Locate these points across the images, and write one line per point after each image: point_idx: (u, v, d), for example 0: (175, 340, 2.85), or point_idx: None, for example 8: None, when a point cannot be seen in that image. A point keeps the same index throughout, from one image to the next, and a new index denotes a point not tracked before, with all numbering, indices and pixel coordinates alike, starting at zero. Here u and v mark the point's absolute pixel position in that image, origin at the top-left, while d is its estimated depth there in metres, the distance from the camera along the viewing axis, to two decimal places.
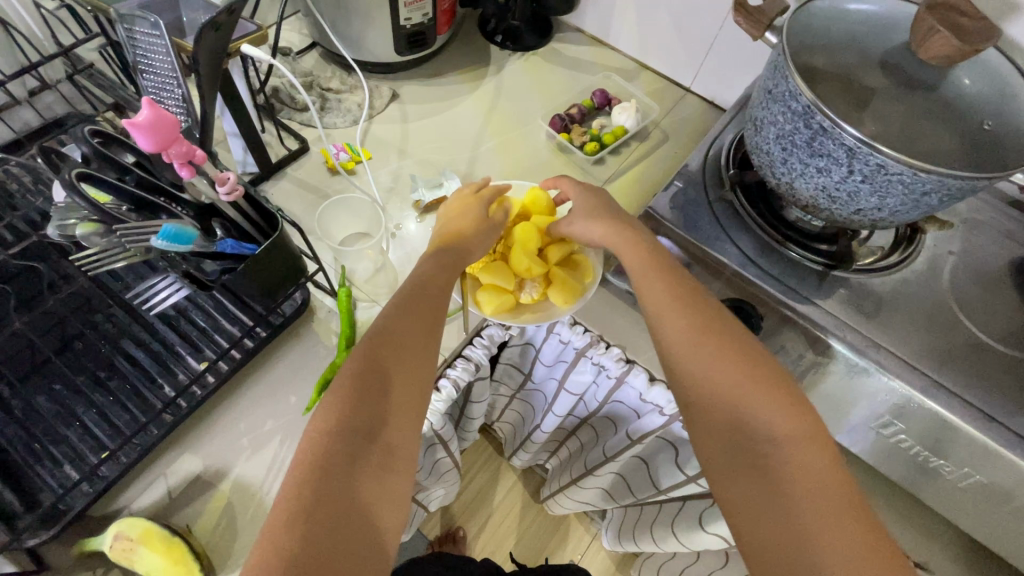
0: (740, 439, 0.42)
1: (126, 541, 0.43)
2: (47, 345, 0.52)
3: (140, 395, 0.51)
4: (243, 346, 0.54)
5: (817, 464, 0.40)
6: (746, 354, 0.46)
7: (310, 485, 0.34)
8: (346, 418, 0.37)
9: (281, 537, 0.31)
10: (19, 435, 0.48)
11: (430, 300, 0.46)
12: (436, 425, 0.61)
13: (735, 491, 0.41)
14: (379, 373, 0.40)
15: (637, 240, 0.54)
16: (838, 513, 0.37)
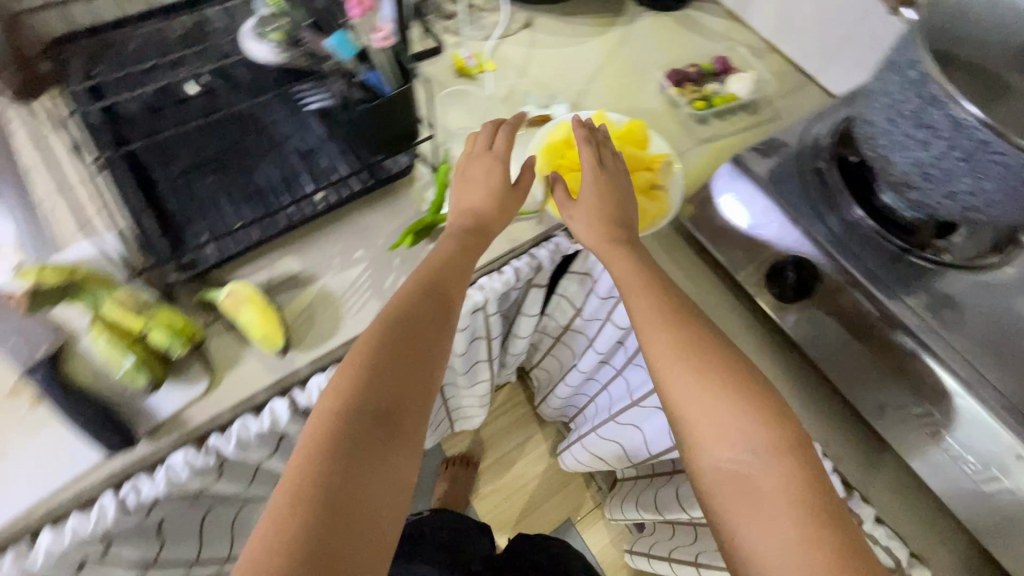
0: (724, 457, 0.46)
1: (236, 297, 0.53)
2: (209, 147, 0.64)
3: (267, 201, 0.62)
4: (352, 186, 0.63)
5: (792, 479, 0.43)
6: (728, 370, 0.49)
7: (326, 458, 0.41)
8: (357, 398, 0.44)
9: (292, 505, 0.38)
10: (177, 205, 0.60)
11: (444, 283, 0.53)
12: (488, 305, 0.68)
13: (723, 503, 0.45)
14: (391, 357, 0.47)
15: (637, 251, 0.57)
16: (809, 527, 0.41)
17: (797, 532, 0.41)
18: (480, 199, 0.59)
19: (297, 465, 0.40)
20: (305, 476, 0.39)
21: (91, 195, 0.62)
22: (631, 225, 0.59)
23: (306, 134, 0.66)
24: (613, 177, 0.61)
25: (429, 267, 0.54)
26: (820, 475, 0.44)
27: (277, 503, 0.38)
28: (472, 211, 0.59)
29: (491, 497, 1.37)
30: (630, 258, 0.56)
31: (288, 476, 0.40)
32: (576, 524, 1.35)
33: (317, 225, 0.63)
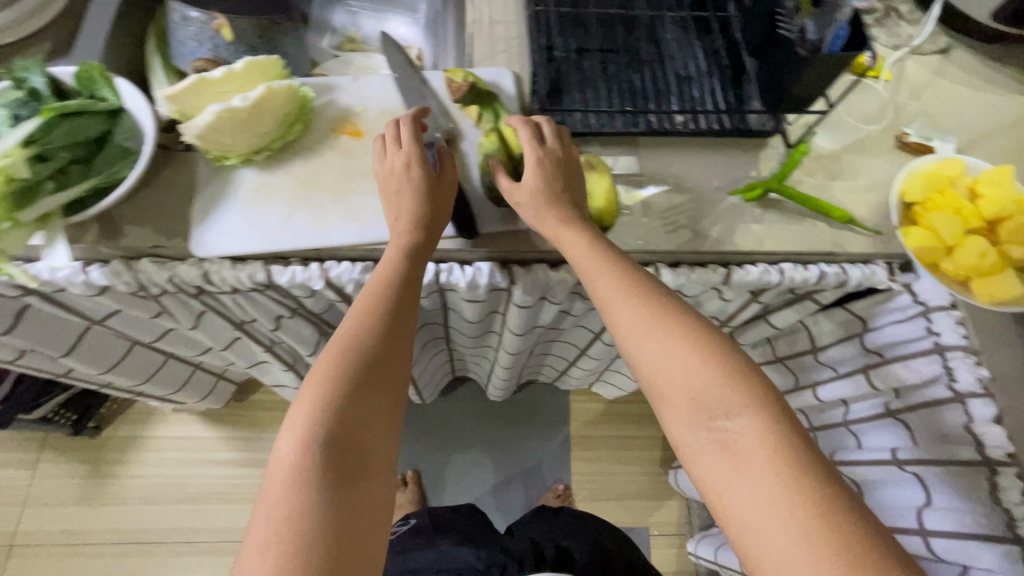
0: (707, 426, 0.43)
1: (591, 166, 0.61)
2: (608, 39, 0.70)
3: (636, 104, 0.67)
4: (712, 125, 0.65)
5: (767, 434, 0.42)
6: (686, 329, 0.47)
7: (305, 485, 0.41)
8: (320, 417, 0.44)
9: (283, 535, 0.39)
10: (567, 73, 0.67)
11: (398, 284, 0.52)
12: (768, 292, 0.67)
13: (710, 477, 0.42)
14: (352, 375, 0.46)
15: (589, 225, 0.54)
16: (785, 472, 0.40)
17: (782, 489, 0.40)
18: (410, 200, 0.54)
19: (279, 497, 0.41)
20: (290, 505, 0.40)
21: (503, 34, 0.71)
22: (576, 199, 0.56)
23: (687, 62, 0.70)
24: (555, 154, 0.56)
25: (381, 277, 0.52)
26: (788, 410, 0.44)
27: (263, 549, 0.39)
28: (416, 204, 0.54)
29: (588, 464, 1.38)
30: (590, 234, 0.53)
31: (270, 510, 0.41)
32: (650, 537, 1.32)
33: (664, 144, 0.66)
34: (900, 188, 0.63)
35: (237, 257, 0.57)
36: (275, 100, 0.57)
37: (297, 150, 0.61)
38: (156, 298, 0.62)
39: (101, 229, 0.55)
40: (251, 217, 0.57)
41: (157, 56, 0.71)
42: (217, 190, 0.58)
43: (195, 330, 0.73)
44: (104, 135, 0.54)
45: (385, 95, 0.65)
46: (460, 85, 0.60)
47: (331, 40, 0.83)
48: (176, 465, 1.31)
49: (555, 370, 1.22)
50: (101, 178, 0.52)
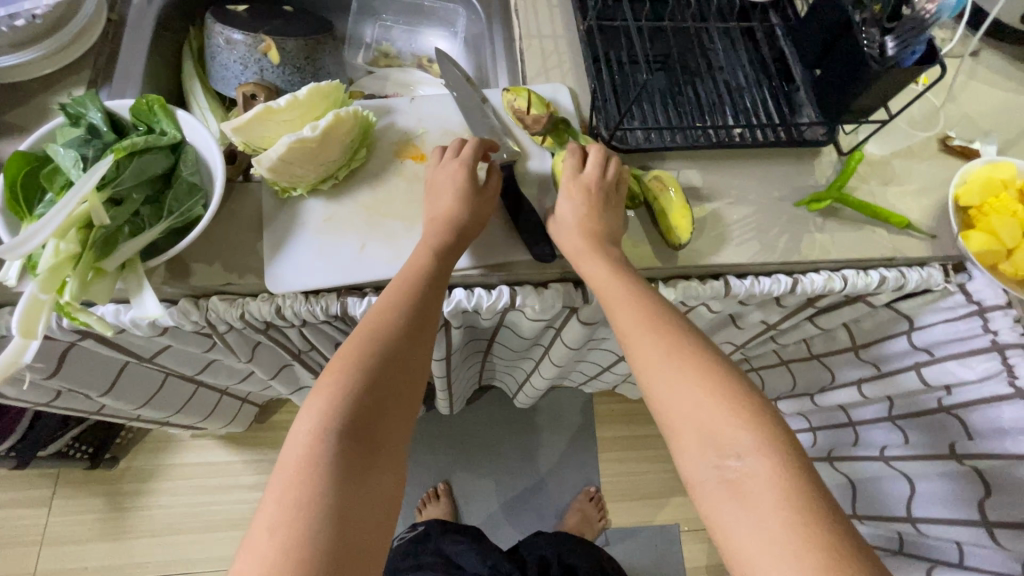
0: (713, 459, 0.42)
1: (661, 181, 0.61)
2: (657, 51, 0.70)
3: (691, 116, 0.67)
4: (768, 135, 0.66)
5: (775, 476, 0.40)
6: (697, 358, 0.46)
7: (309, 481, 0.40)
8: (326, 426, 0.42)
9: (280, 543, 0.38)
10: (621, 86, 0.67)
11: (418, 288, 0.50)
12: (827, 297, 0.68)
13: (714, 513, 0.41)
14: (365, 380, 0.45)
15: (609, 247, 0.54)
16: (795, 522, 0.38)
17: (786, 530, 0.38)
18: (454, 202, 0.54)
19: (283, 489, 0.40)
20: (290, 503, 0.39)
21: (552, 49, 0.70)
22: (613, 224, 0.56)
23: (735, 72, 0.70)
24: (589, 182, 0.56)
25: (405, 276, 0.50)
26: (799, 453, 0.42)
27: (269, 532, 0.39)
28: (455, 202, 0.54)
29: (616, 465, 1.39)
30: (605, 258, 0.53)
31: (273, 502, 0.40)
32: (680, 533, 1.34)
33: (721, 155, 0.67)
34: (955, 192, 0.64)
35: (310, 291, 0.55)
36: (342, 127, 0.55)
37: (363, 176, 0.59)
38: (219, 335, 0.60)
39: (169, 269, 0.53)
40: (323, 248, 0.56)
41: (198, 81, 0.68)
42: (286, 222, 0.56)
43: (247, 363, 0.70)
44: (170, 171, 0.52)
45: (445, 115, 0.64)
46: (539, 115, 0.60)
47: (365, 57, 0.81)
48: (198, 493, 1.27)
49: (584, 376, 1.22)
50: (174, 218, 0.49)
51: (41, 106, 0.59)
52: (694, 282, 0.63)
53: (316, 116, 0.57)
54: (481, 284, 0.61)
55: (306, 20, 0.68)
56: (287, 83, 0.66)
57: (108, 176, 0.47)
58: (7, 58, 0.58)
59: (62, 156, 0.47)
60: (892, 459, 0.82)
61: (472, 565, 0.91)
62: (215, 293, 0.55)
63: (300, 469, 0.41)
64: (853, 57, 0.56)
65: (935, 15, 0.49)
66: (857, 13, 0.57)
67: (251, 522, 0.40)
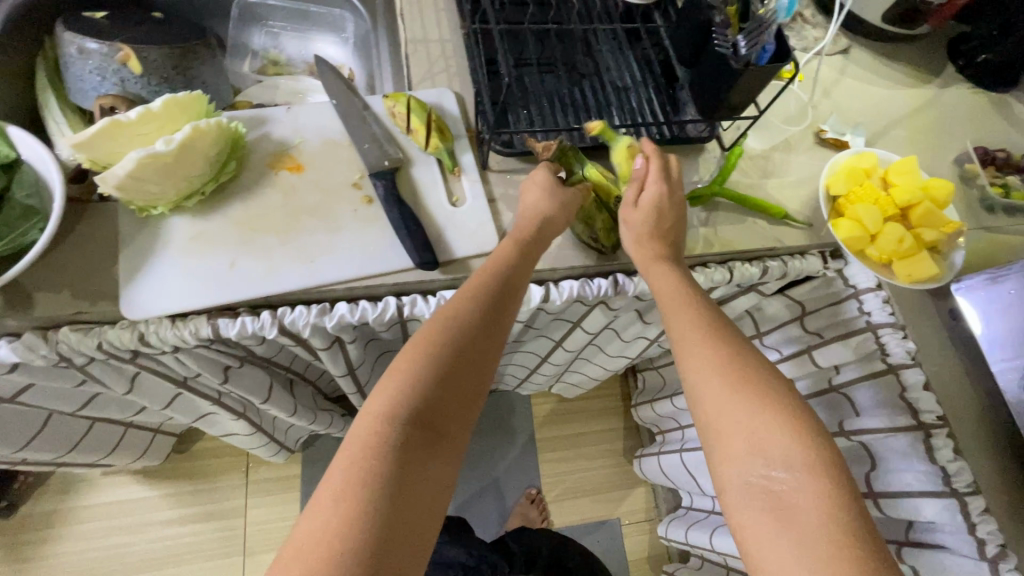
0: (761, 473, 0.43)
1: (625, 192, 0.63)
2: (544, 53, 0.71)
3: (578, 117, 0.68)
4: (652, 133, 0.68)
5: (815, 499, 0.41)
6: (756, 363, 0.48)
7: (370, 479, 0.39)
8: (392, 420, 0.42)
9: (332, 532, 0.37)
10: (508, 89, 0.67)
11: (489, 296, 0.50)
12: (719, 288, 0.70)
13: (757, 524, 0.42)
14: (438, 376, 0.44)
15: (675, 262, 0.56)
16: (837, 545, 0.39)
17: (828, 549, 0.39)
18: (547, 204, 0.56)
19: (344, 470, 0.40)
20: (351, 489, 0.39)
21: (438, 54, 0.69)
22: (681, 237, 0.59)
23: (623, 73, 0.72)
24: (672, 193, 0.57)
25: (485, 278, 0.50)
26: (846, 476, 0.43)
27: (324, 510, 0.38)
28: (545, 206, 0.56)
29: (556, 465, 1.40)
30: (672, 265, 0.55)
31: (330, 482, 0.39)
32: (621, 527, 1.36)
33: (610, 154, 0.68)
34: (825, 182, 0.68)
35: (176, 314, 0.52)
36: (203, 140, 0.52)
37: (233, 190, 0.56)
38: (82, 368, 0.55)
39: (7, 299, 0.48)
40: (189, 269, 0.52)
41: (53, 94, 0.63)
42: (145, 241, 0.52)
43: (128, 393, 0.66)
44: (2, 194, 0.48)
45: (323, 123, 0.62)
46: (418, 119, 0.60)
47: (253, 65, 0.79)
48: (113, 534, 1.19)
49: (516, 378, 1.21)
50: (3, 245, 0.45)
51: None
52: (586, 282, 0.63)
53: (176, 129, 0.54)
54: (366, 296, 0.58)
55: (171, 27, 0.65)
56: (152, 94, 0.62)
57: None
58: None
59: None
60: None
61: (454, 554, 0.85)
62: (67, 323, 0.51)
63: (364, 456, 0.40)
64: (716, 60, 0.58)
65: (773, 13, 0.52)
66: (715, 14, 0.59)
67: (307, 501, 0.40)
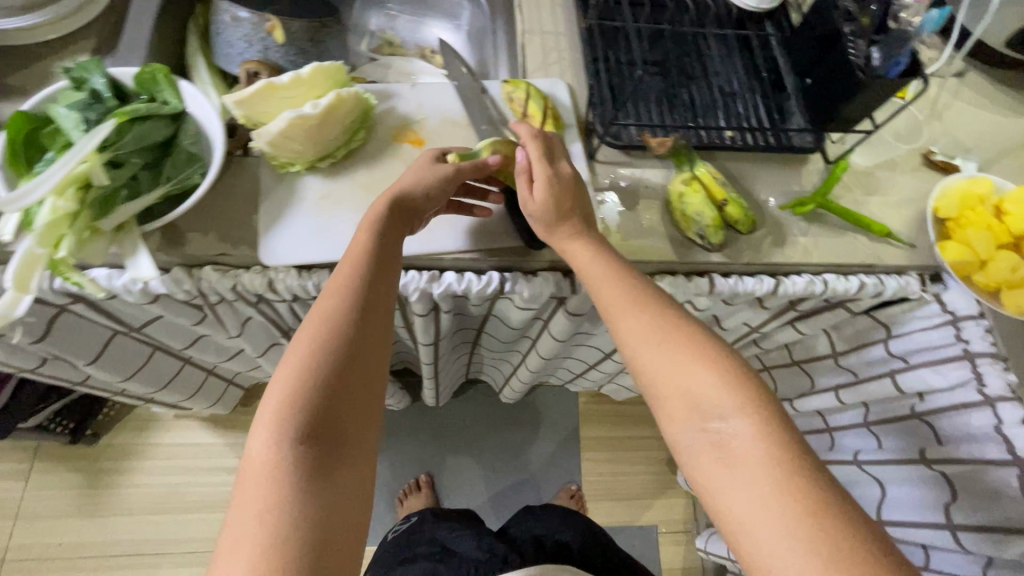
0: (701, 428, 0.45)
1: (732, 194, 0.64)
2: (655, 53, 0.72)
3: (684, 117, 0.69)
4: (756, 139, 0.68)
5: (754, 437, 0.43)
6: (682, 325, 0.49)
7: (284, 473, 0.41)
8: (291, 407, 0.43)
9: (261, 527, 0.39)
10: (618, 84, 0.69)
11: (375, 276, 0.50)
12: (809, 300, 0.70)
13: (705, 475, 0.43)
14: (331, 354, 0.46)
15: (594, 237, 0.55)
16: (780, 475, 0.41)
17: (773, 488, 0.41)
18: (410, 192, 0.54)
19: (257, 478, 0.41)
20: (268, 504, 0.40)
21: (551, 46, 0.72)
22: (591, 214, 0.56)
23: (730, 78, 0.72)
24: (565, 176, 0.56)
25: (352, 271, 0.50)
26: (781, 412, 0.45)
27: (241, 523, 0.40)
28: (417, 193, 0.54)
29: (597, 464, 1.40)
30: (589, 239, 0.55)
31: (249, 493, 0.41)
32: (658, 534, 1.35)
33: (712, 156, 0.69)
34: (934, 204, 0.67)
35: (302, 266, 0.56)
36: (343, 107, 0.56)
37: (361, 157, 0.60)
38: (211, 306, 0.60)
39: (163, 237, 0.54)
40: (318, 225, 0.56)
41: (202, 57, 0.68)
42: (283, 196, 0.57)
43: (237, 337, 0.71)
44: (169, 140, 0.53)
45: (444, 102, 0.65)
46: (536, 106, 0.63)
47: (369, 43, 0.83)
48: (180, 473, 1.27)
49: (570, 374, 1.22)
50: (171, 186, 0.50)
51: (46, 71, 0.60)
52: (681, 277, 0.64)
53: (318, 95, 0.58)
54: (471, 269, 0.63)
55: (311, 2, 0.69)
56: (289, 63, 0.67)
57: (110, 139, 0.48)
58: (14, 20, 0.58)
59: (66, 117, 0.48)
60: (866, 462, 0.84)
61: (469, 550, 0.89)
62: (208, 264, 0.56)
63: (268, 459, 0.42)
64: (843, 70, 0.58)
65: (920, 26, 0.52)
66: (846, 25, 0.59)
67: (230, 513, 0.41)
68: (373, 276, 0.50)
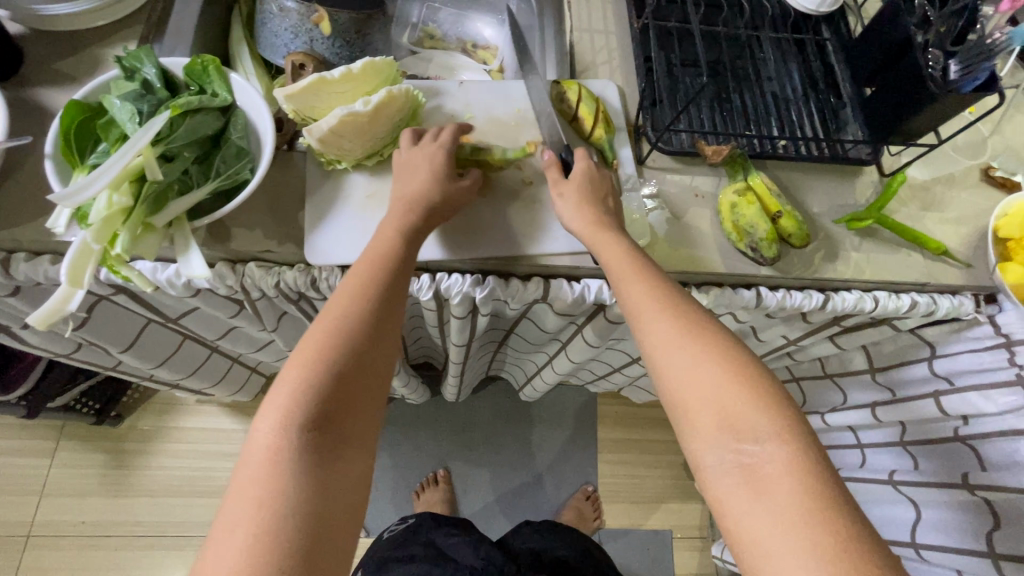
0: (729, 448, 0.43)
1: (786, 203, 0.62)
2: (707, 57, 0.70)
3: (735, 123, 0.67)
4: (810, 149, 0.66)
5: (784, 463, 0.41)
6: (714, 339, 0.47)
7: (293, 488, 0.40)
8: (305, 419, 0.43)
9: (267, 543, 0.38)
10: (669, 88, 0.67)
11: (393, 284, 0.50)
12: (857, 317, 0.68)
13: (729, 497, 0.42)
14: (347, 363, 0.45)
15: (625, 239, 0.54)
16: (809, 506, 0.40)
17: (801, 519, 0.39)
18: (418, 192, 0.53)
19: (259, 481, 0.41)
20: (275, 519, 0.39)
21: (599, 46, 0.70)
22: (617, 214, 0.57)
23: (783, 84, 0.70)
24: (594, 182, 0.57)
25: (371, 276, 0.49)
26: (812, 440, 0.43)
27: (234, 526, 0.39)
28: (422, 198, 0.53)
29: (615, 467, 1.40)
30: (619, 244, 0.53)
31: (249, 494, 0.40)
32: (673, 540, 1.34)
33: (764, 165, 0.66)
34: (994, 223, 0.64)
35: (347, 265, 0.55)
36: (393, 104, 0.55)
37: None
38: (251, 302, 0.60)
39: (209, 232, 0.53)
40: (364, 224, 0.56)
41: (245, 46, 0.67)
42: (329, 193, 0.56)
43: (271, 332, 0.71)
44: (218, 133, 0.52)
45: (492, 100, 0.64)
46: (588, 109, 0.61)
47: (411, 36, 0.81)
48: (200, 458, 1.28)
49: (593, 375, 1.21)
50: (222, 180, 0.49)
51: (93, 58, 0.59)
52: (727, 289, 0.62)
53: (367, 91, 0.57)
54: (514, 275, 0.62)
55: None
56: (335, 56, 0.65)
57: (162, 132, 0.48)
58: (64, 6, 0.58)
59: (119, 108, 0.47)
60: (900, 484, 0.82)
61: (465, 558, 0.86)
62: (252, 260, 0.55)
63: (277, 471, 0.41)
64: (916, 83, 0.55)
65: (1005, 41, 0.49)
66: (918, 35, 0.56)
67: (224, 507, 0.41)
68: (391, 283, 0.50)
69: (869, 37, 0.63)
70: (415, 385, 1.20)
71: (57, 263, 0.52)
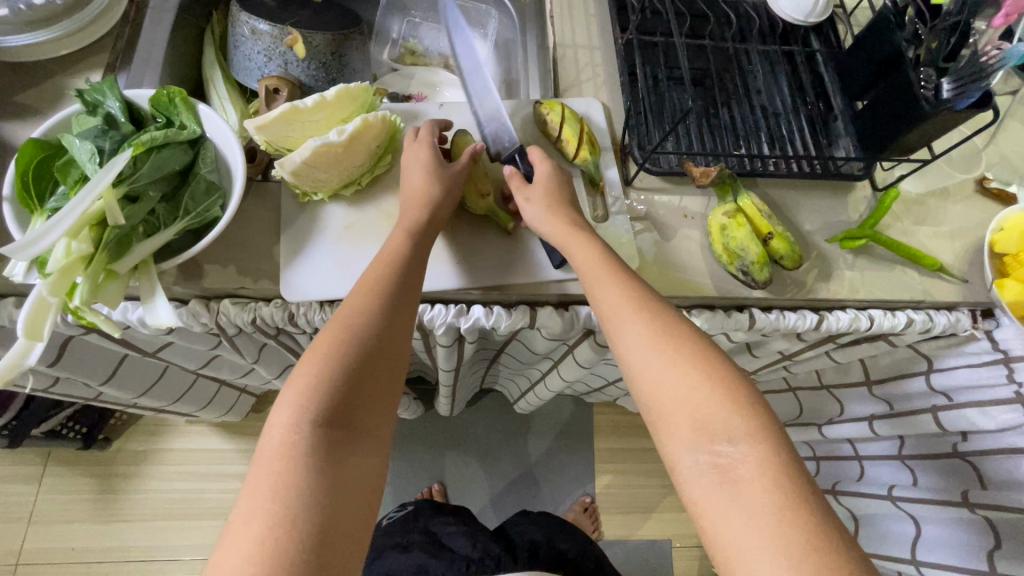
0: (705, 450, 0.41)
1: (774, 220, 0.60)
2: (693, 71, 0.69)
3: (724, 139, 0.65)
4: (800, 165, 0.65)
5: (759, 463, 0.40)
6: (688, 338, 0.46)
7: (293, 485, 0.38)
8: (309, 412, 0.41)
9: (266, 542, 0.36)
10: (656, 104, 0.65)
11: (399, 277, 0.48)
12: (851, 336, 0.66)
13: (705, 501, 0.40)
14: (354, 358, 0.44)
15: (597, 238, 0.52)
16: (785, 509, 0.38)
17: (778, 524, 0.38)
18: (432, 179, 0.53)
19: (258, 481, 0.39)
20: (271, 519, 0.37)
21: (584, 62, 0.69)
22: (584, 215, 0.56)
23: (773, 96, 0.68)
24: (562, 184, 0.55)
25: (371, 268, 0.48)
26: (787, 441, 0.42)
27: (246, 521, 0.37)
28: (428, 191, 0.52)
29: (613, 478, 1.38)
30: (590, 242, 0.51)
31: (254, 496, 0.38)
32: (673, 551, 1.33)
33: (755, 182, 0.65)
34: (991, 237, 0.63)
35: (326, 300, 0.53)
36: (369, 132, 0.53)
37: (386, 183, 0.57)
38: (228, 337, 0.58)
39: (181, 270, 0.51)
40: (342, 256, 0.54)
41: (218, 69, 0.65)
42: (305, 225, 0.54)
43: (253, 363, 0.69)
44: (187, 168, 0.50)
45: (473, 123, 0.62)
46: (572, 129, 0.60)
47: (392, 53, 0.79)
48: (191, 479, 1.26)
49: (588, 388, 1.19)
50: (191, 219, 0.47)
51: (58, 89, 0.57)
52: (720, 312, 0.60)
53: (342, 118, 0.55)
54: (499, 302, 0.60)
55: (333, 13, 0.65)
56: (311, 78, 0.63)
57: (124, 172, 0.46)
58: (23, 37, 0.56)
59: (79, 148, 0.45)
60: (900, 499, 0.82)
61: (462, 548, 0.84)
62: (227, 296, 0.54)
63: (279, 466, 0.39)
64: (909, 99, 0.54)
65: (1000, 61, 0.47)
66: (909, 51, 0.55)
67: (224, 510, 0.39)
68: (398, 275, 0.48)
69: (859, 50, 0.61)
70: (407, 401, 1.18)
71: (22, 305, 0.51)
